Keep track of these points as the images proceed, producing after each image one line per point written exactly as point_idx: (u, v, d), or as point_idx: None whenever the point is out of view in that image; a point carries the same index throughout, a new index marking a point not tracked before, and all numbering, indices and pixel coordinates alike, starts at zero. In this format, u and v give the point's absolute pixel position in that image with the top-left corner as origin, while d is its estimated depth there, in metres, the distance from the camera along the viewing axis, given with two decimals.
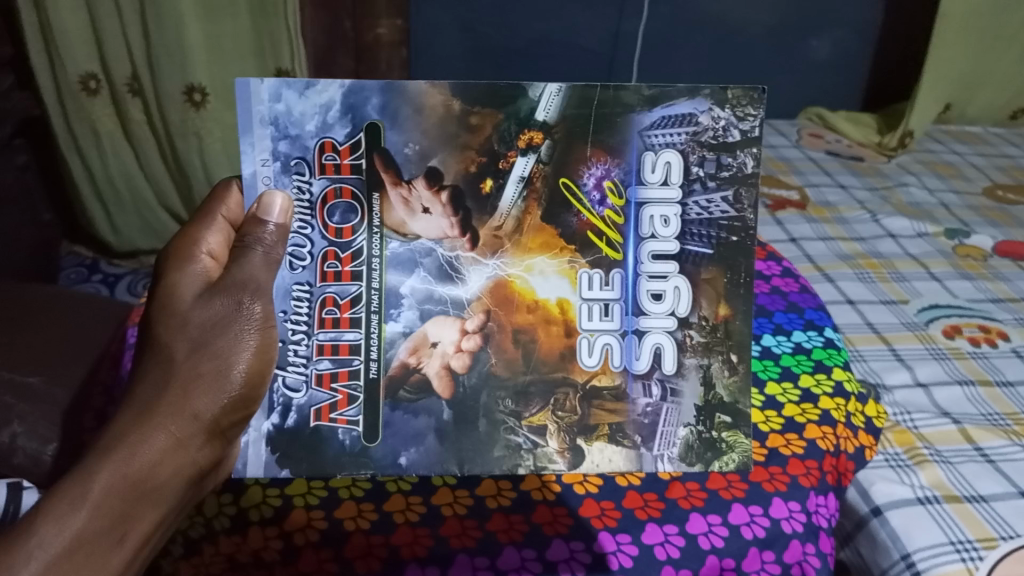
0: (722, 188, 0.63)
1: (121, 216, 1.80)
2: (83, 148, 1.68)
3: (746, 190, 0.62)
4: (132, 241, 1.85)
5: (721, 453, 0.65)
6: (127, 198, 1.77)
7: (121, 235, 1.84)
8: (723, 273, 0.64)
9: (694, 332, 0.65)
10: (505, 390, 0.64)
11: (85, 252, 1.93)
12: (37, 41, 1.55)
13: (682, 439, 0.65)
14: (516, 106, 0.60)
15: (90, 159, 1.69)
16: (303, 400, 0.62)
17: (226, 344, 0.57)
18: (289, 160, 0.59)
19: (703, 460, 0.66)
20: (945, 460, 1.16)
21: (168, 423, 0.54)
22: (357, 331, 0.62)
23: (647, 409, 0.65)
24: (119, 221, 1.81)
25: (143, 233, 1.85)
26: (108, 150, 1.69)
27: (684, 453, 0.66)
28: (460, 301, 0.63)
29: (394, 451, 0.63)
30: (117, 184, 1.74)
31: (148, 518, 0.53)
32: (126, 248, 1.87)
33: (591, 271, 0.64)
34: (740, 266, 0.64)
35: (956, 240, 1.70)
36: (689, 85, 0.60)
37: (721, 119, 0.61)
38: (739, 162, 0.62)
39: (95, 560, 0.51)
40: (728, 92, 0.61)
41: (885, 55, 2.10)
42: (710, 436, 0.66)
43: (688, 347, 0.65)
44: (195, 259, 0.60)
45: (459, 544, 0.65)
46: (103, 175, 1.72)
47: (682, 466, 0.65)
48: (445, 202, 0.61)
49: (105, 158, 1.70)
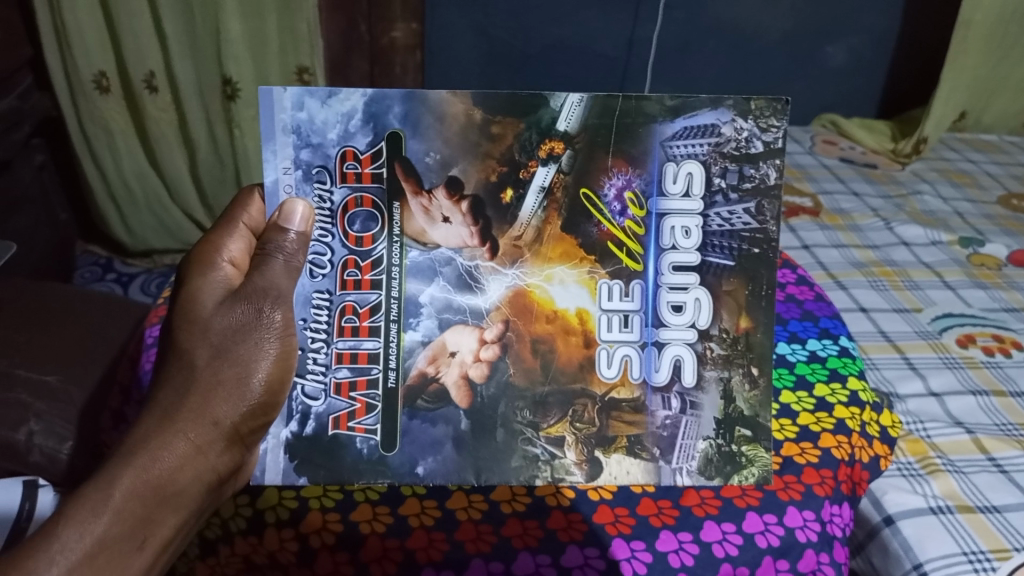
0: (744, 200, 0.63)
1: (136, 216, 1.81)
2: (97, 149, 1.69)
3: (769, 202, 0.62)
4: (147, 240, 1.87)
5: (740, 466, 0.65)
6: (141, 197, 1.78)
7: (135, 235, 1.85)
8: (745, 285, 0.64)
9: (715, 344, 0.65)
10: (523, 400, 0.64)
11: (100, 251, 1.94)
12: (52, 42, 1.57)
13: (701, 453, 0.65)
14: (538, 115, 0.60)
15: (104, 161, 1.71)
16: (322, 408, 0.63)
17: (247, 352, 0.58)
18: (310, 168, 0.60)
19: (723, 473, 0.65)
20: (957, 470, 1.16)
21: (189, 430, 0.55)
22: (377, 340, 0.63)
23: (665, 421, 0.65)
24: (134, 221, 1.82)
25: (157, 233, 1.86)
26: (121, 150, 1.70)
27: (704, 467, 0.65)
28: (479, 310, 0.63)
29: (411, 460, 0.63)
30: (131, 185, 1.75)
31: (168, 523, 0.54)
32: (140, 248, 1.88)
33: (610, 282, 0.64)
34: (761, 277, 0.64)
35: (971, 249, 1.69)
36: (711, 95, 0.60)
37: (744, 130, 0.61)
38: (762, 173, 0.62)
39: (116, 564, 0.51)
40: (751, 103, 0.61)
41: (901, 62, 2.09)
42: (730, 449, 0.66)
43: (708, 360, 0.65)
44: (217, 267, 0.61)
45: (474, 549, 0.65)
46: (117, 176, 1.74)
47: (702, 479, 0.65)
48: (465, 211, 0.62)
49: (119, 158, 1.71)
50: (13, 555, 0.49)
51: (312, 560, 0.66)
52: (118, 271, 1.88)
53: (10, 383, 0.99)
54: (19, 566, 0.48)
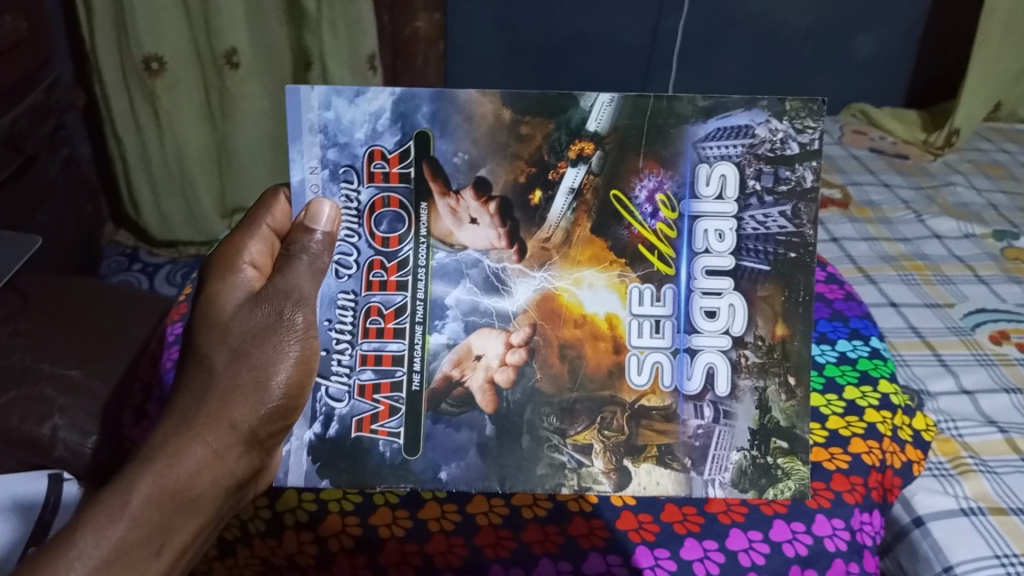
0: (780, 203, 0.61)
1: (167, 200, 1.82)
2: (143, 126, 1.69)
3: (805, 205, 0.60)
4: (173, 229, 1.88)
5: (779, 479, 0.62)
6: (176, 180, 1.78)
7: (163, 222, 1.87)
8: (781, 291, 0.62)
9: (750, 352, 0.63)
10: (550, 407, 0.62)
11: (127, 240, 1.95)
12: (110, 21, 1.57)
13: (735, 464, 0.63)
14: (567, 116, 0.59)
15: (146, 136, 1.71)
16: (345, 410, 0.62)
17: (266, 355, 0.57)
18: (337, 168, 0.59)
19: (758, 485, 0.62)
20: (989, 471, 1.13)
21: (206, 434, 0.54)
22: (401, 342, 0.62)
23: (699, 431, 0.62)
24: (164, 206, 1.83)
25: (184, 223, 1.88)
26: (166, 129, 1.70)
27: (738, 479, 0.62)
28: (506, 313, 0.62)
29: (434, 465, 0.62)
30: (166, 168, 1.76)
31: (187, 529, 0.54)
32: (166, 235, 1.89)
33: (641, 286, 0.62)
34: (799, 284, 0.62)
35: (1004, 243, 1.65)
36: (746, 95, 0.59)
37: (779, 131, 0.60)
38: (798, 175, 0.60)
39: (134, 569, 0.50)
40: (786, 104, 0.59)
41: (932, 52, 2.04)
42: (767, 461, 0.63)
43: (742, 367, 0.63)
44: (237, 269, 0.60)
45: (493, 554, 0.65)
46: (158, 153, 1.74)
47: (736, 492, 0.62)
48: (493, 212, 0.60)
49: (161, 136, 1.71)
50: (34, 559, 0.49)
51: (331, 562, 0.67)
52: (144, 261, 1.89)
53: (35, 378, 1.00)
54: (41, 569, 0.48)
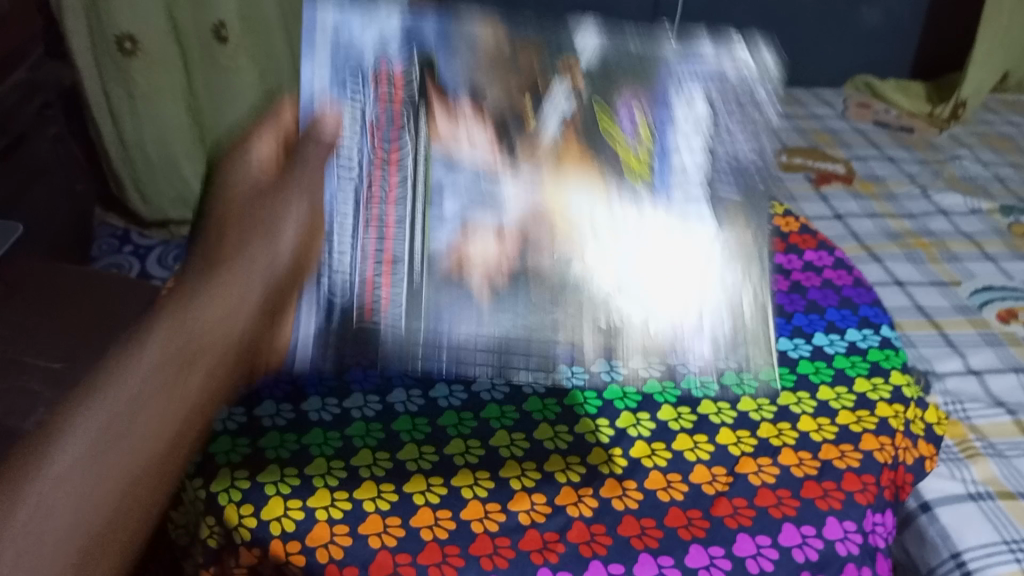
0: (744, 132, 0.62)
1: (152, 183, 1.69)
2: (117, 107, 1.58)
3: (767, 135, 0.62)
4: (162, 211, 1.74)
5: (755, 353, 0.56)
6: (159, 161, 1.66)
7: (150, 205, 1.73)
8: (751, 206, 0.59)
9: (723, 252, 0.58)
10: (562, 291, 0.53)
11: (118, 222, 1.90)
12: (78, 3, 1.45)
13: (718, 342, 0.55)
14: (558, 46, 0.62)
15: (120, 121, 1.60)
16: (346, 294, 0.51)
17: (273, 219, 0.49)
18: (346, 70, 0.55)
19: (738, 358, 0.56)
20: (998, 454, 1.11)
21: (229, 291, 0.46)
22: (400, 222, 0.53)
23: (680, 314, 0.55)
24: (150, 188, 1.70)
25: (175, 203, 1.74)
26: (141, 108, 1.58)
27: (723, 356, 0.55)
28: (504, 207, 0.54)
29: (443, 335, 0.51)
30: (146, 151, 1.64)
31: (200, 381, 0.43)
32: (156, 216, 1.76)
33: (624, 185, 0.57)
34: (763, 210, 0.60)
35: (1011, 218, 1.62)
36: (711, 38, 0.66)
37: (742, 73, 0.64)
38: (758, 111, 0.63)
39: (142, 433, 0.41)
40: (741, 56, 0.65)
41: (941, 21, 2.00)
42: (741, 343, 0.56)
43: (719, 259, 0.57)
44: (242, 155, 0.50)
45: (484, 564, 0.56)
46: (135, 139, 1.62)
47: (722, 362, 0.55)
48: (488, 121, 0.57)
49: (135, 115, 1.58)
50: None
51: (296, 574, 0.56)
52: (135, 243, 1.84)
53: (17, 370, 0.96)
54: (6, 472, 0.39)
